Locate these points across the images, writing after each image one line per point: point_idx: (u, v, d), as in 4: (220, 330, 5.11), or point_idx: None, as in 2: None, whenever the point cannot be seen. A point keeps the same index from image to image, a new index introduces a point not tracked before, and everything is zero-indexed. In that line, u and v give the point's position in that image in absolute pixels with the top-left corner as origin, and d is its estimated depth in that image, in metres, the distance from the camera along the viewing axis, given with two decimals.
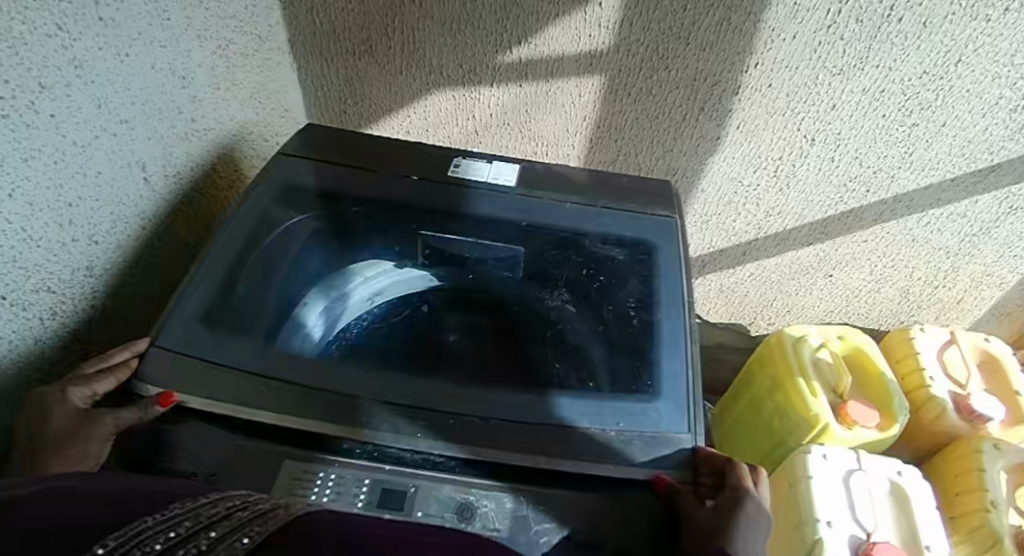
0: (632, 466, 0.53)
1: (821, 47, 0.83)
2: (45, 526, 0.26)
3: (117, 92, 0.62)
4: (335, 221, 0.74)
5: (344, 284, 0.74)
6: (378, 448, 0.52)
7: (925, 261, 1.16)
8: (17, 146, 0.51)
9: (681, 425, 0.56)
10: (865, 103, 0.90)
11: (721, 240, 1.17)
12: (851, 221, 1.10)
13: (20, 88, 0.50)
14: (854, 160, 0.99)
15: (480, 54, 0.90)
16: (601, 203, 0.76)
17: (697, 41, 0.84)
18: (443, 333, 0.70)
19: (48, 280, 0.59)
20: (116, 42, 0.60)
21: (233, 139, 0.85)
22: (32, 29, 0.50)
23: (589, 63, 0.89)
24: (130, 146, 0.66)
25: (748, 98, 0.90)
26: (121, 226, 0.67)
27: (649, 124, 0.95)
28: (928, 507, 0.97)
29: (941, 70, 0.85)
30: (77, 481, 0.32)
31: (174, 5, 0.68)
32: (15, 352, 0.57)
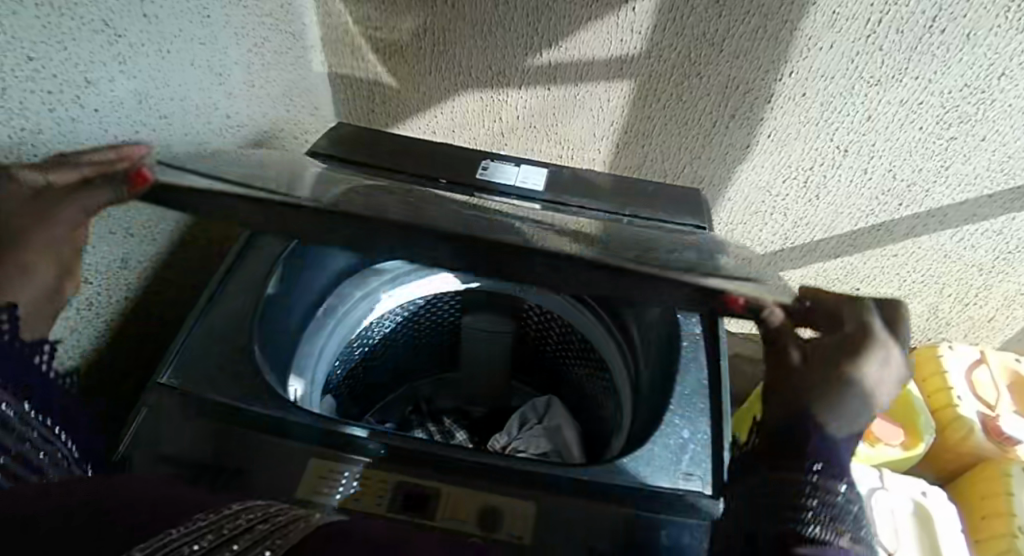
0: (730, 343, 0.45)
1: (858, 57, 0.82)
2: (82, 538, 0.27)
3: (157, 88, 0.63)
4: (359, 222, 0.73)
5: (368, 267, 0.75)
6: (403, 450, 0.53)
7: (956, 278, 1.13)
8: (61, 139, 0.52)
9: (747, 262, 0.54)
10: (903, 115, 0.88)
11: (746, 250, 1.15)
12: (881, 235, 1.07)
13: (66, 83, 0.51)
14: (888, 173, 0.97)
15: (510, 57, 0.90)
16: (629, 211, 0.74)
17: (730, 48, 0.83)
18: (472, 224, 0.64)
19: (87, 271, 0.60)
20: (158, 39, 0.62)
21: (264, 136, 0.86)
22: (80, 25, 0.51)
23: (619, 67, 0.88)
24: (168, 141, 0.67)
25: (781, 107, 0.89)
26: (156, 221, 0.68)
27: (677, 131, 0.94)
28: (953, 530, 0.95)
29: (983, 84, 0.83)
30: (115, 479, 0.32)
31: (214, 3, 0.69)
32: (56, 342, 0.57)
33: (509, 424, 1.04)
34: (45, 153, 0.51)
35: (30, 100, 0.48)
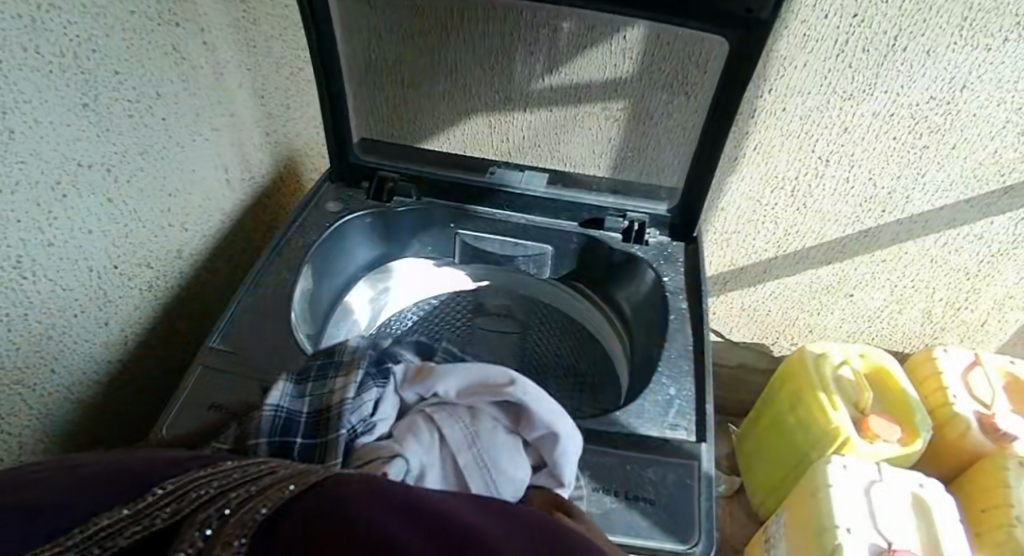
0: (648, 265, 0.79)
1: (830, 74, 0.94)
2: None
3: (199, 107, 0.70)
4: (387, 220, 0.84)
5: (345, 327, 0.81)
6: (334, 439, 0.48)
7: (944, 282, 1.23)
8: (123, 141, 0.59)
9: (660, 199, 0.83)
10: (877, 126, 1.00)
11: (742, 257, 1.24)
12: (868, 242, 1.17)
13: (141, 94, 0.61)
14: (868, 182, 1.08)
15: (519, 82, 1.00)
16: (613, 200, 0.83)
17: (758, 85, 0.97)
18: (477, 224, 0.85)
19: (132, 264, 0.65)
20: (179, 47, 0.65)
21: (297, 153, 0.96)
22: (153, 47, 0.61)
23: (615, 88, 0.97)
24: (216, 151, 0.75)
25: (763, 122, 1.01)
26: (206, 218, 0.76)
27: (649, 149, 0.99)
28: (950, 518, 1.01)
29: (948, 95, 0.95)
30: None
31: (260, 34, 0.79)
32: (96, 329, 0.62)
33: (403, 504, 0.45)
34: (106, 155, 0.58)
35: (115, 106, 0.57)
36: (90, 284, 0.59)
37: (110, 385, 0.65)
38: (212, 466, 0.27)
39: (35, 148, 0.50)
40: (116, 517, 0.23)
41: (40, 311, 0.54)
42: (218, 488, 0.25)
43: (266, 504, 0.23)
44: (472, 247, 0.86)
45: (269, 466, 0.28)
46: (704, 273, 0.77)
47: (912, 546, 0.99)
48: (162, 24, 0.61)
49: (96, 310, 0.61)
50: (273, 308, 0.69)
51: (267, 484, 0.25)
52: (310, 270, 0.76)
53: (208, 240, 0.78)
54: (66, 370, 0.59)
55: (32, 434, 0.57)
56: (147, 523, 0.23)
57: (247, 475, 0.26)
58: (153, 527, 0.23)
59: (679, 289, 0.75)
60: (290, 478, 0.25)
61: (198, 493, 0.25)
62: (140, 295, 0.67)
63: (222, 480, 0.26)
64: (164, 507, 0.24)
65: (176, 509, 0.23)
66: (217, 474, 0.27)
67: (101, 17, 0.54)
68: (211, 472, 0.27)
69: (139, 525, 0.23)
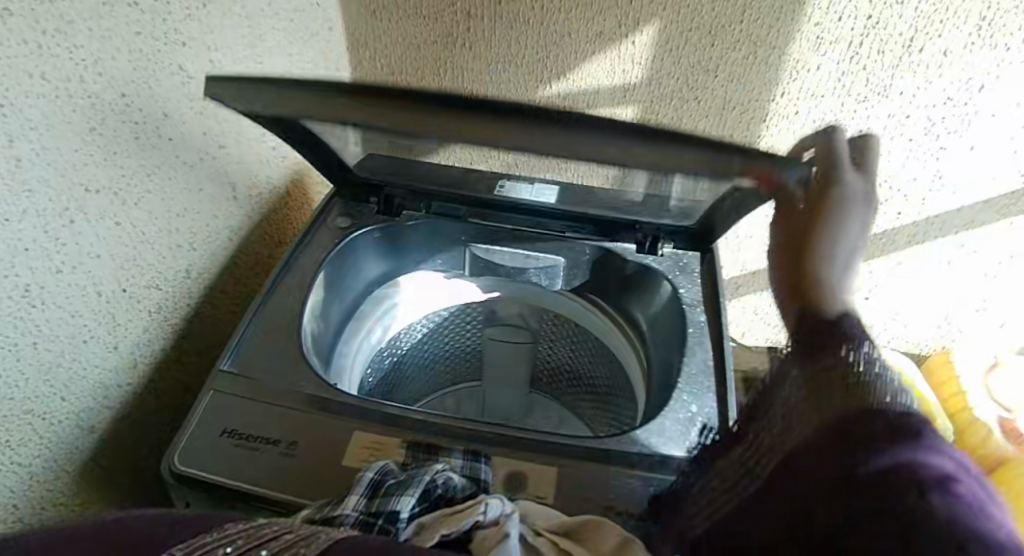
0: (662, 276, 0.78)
1: (845, 77, 0.92)
2: None
3: (207, 125, 0.69)
4: (394, 233, 0.83)
5: (356, 345, 0.79)
6: (426, 487, 0.49)
7: (962, 285, 1.20)
8: (130, 166, 0.59)
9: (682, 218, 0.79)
10: (892, 128, 0.98)
11: (755, 262, 1.22)
12: (884, 244, 1.15)
13: (148, 116, 0.60)
14: (884, 183, 1.06)
15: (525, 92, 1.00)
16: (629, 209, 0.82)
17: (769, 87, 0.94)
18: (488, 237, 0.83)
19: (145, 287, 0.64)
20: (185, 66, 0.64)
21: (304, 167, 0.95)
22: (160, 67, 0.60)
23: (623, 95, 0.98)
24: (225, 168, 0.75)
25: (776, 126, 0.99)
26: (215, 235, 0.75)
27: None
28: None
29: (965, 96, 0.93)
30: None
31: (266, 51, 0.78)
32: (108, 353, 0.61)
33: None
34: (114, 180, 0.57)
35: (123, 129, 0.57)
36: (99, 309, 0.59)
37: (122, 411, 0.65)
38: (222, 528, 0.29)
39: (43, 176, 0.49)
40: None
41: (48, 340, 0.53)
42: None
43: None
44: (483, 261, 0.85)
45: (272, 529, 0.31)
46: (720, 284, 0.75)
47: None
48: (168, 44, 0.60)
49: (105, 335, 0.60)
50: (284, 328, 0.68)
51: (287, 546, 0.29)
52: (321, 283, 0.75)
53: (216, 259, 0.77)
54: (76, 398, 0.58)
55: (44, 464, 0.56)
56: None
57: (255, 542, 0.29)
58: None
59: (695, 301, 0.74)
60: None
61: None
62: (152, 317, 0.67)
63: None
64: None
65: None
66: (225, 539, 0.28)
67: (108, 40, 0.53)
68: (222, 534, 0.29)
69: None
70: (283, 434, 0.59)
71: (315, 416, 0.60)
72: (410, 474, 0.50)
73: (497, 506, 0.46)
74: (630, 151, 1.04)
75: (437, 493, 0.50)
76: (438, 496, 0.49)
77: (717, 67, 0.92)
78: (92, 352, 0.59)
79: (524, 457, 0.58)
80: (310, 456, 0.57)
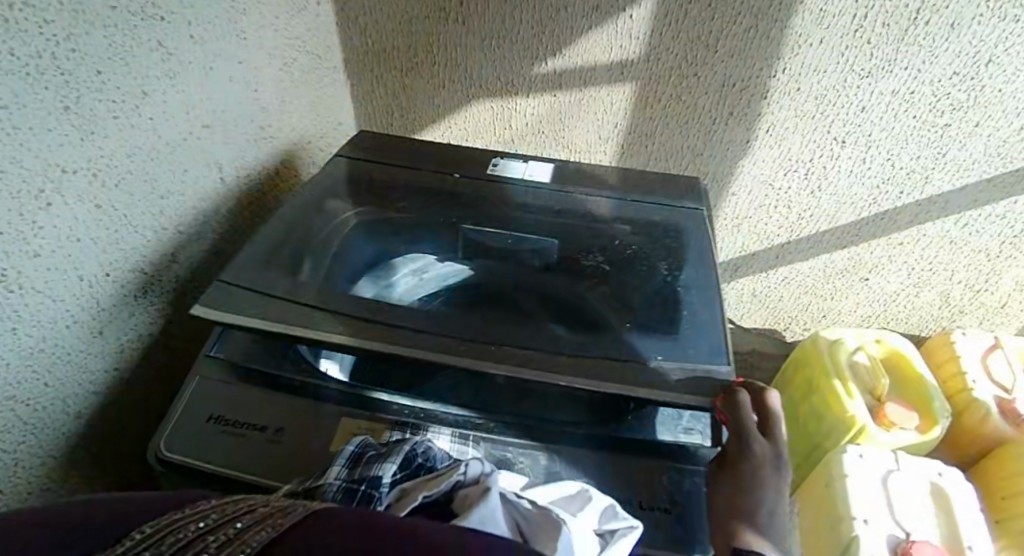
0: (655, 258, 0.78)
1: (849, 51, 0.89)
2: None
3: (190, 104, 0.67)
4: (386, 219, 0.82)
5: None
6: (405, 456, 0.49)
7: (965, 265, 1.18)
8: (109, 146, 0.57)
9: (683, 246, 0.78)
10: (895, 105, 0.95)
11: (755, 244, 1.21)
12: (886, 224, 1.13)
13: (127, 93, 0.58)
14: (887, 162, 1.03)
15: (520, 68, 0.97)
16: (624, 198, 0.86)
17: (771, 61, 0.91)
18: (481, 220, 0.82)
19: (130, 270, 0.63)
20: (165, 41, 0.61)
21: (294, 148, 0.93)
22: (138, 44, 0.58)
23: (620, 71, 0.95)
24: (210, 148, 0.73)
25: (777, 102, 0.96)
26: (201, 218, 0.74)
27: None
28: (968, 508, 0.99)
29: (972, 70, 0.90)
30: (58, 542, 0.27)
31: (251, 27, 0.76)
32: (94, 339, 0.60)
33: (471, 517, 0.44)
34: (95, 163, 0.56)
35: (100, 108, 0.55)
36: (83, 294, 0.58)
37: (111, 396, 0.64)
38: (192, 508, 0.30)
39: (14, 156, 0.47)
40: None
41: (29, 326, 0.52)
42: (199, 530, 0.28)
43: (246, 548, 0.27)
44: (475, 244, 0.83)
45: (251, 501, 0.31)
46: (718, 290, 0.72)
47: (932, 539, 0.96)
48: (145, 19, 0.58)
49: (89, 320, 0.59)
50: None
51: (260, 515, 0.29)
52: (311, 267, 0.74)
53: (203, 242, 0.75)
54: (60, 383, 0.57)
55: (29, 450, 0.55)
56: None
57: (229, 513, 0.30)
58: None
59: (688, 285, 0.74)
60: (268, 517, 0.29)
61: (175, 536, 0.28)
62: (138, 302, 0.65)
63: (202, 522, 0.29)
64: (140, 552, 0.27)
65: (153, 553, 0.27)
66: (197, 516, 0.29)
67: (80, 14, 0.51)
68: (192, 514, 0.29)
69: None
70: (271, 420, 0.58)
71: (302, 403, 0.59)
72: (391, 445, 0.51)
73: (477, 466, 0.48)
74: (629, 131, 1.02)
75: (418, 461, 0.50)
76: (420, 464, 0.49)
77: (718, 41, 0.90)
78: (77, 336, 0.58)
79: (512, 443, 0.59)
80: (298, 441, 0.57)
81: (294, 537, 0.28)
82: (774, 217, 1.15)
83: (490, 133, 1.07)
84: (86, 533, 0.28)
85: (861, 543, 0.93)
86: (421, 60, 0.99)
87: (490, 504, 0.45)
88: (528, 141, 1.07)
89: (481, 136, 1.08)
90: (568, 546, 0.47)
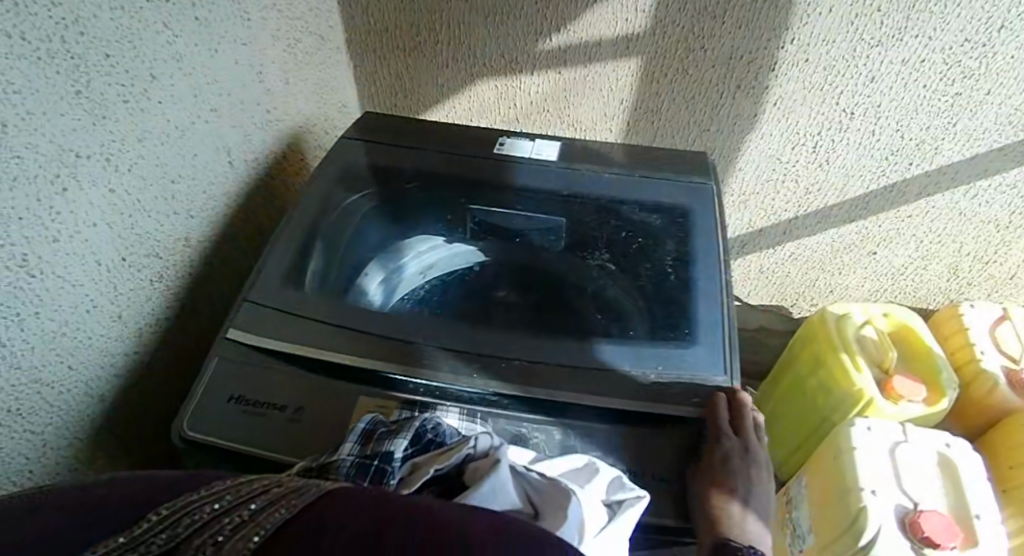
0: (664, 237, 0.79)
1: (858, 20, 0.88)
2: (79, 534, 0.26)
3: (198, 87, 0.67)
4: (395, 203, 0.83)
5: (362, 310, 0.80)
6: (415, 431, 0.50)
7: (974, 236, 1.18)
8: (121, 131, 0.57)
9: (693, 223, 0.79)
10: (905, 75, 0.94)
11: (762, 219, 1.20)
12: (894, 196, 1.12)
13: (136, 77, 0.58)
14: (896, 133, 1.02)
15: (524, 45, 0.96)
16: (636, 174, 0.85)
17: (778, 31, 0.90)
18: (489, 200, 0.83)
19: (144, 255, 0.64)
20: (170, 22, 0.61)
21: (300, 131, 0.93)
22: (145, 26, 0.58)
23: (625, 46, 0.94)
24: (219, 132, 0.73)
25: (785, 74, 0.95)
26: (212, 202, 0.74)
27: None
28: (976, 478, 1.00)
29: (984, 37, 0.89)
30: (80, 521, 0.26)
31: (254, 9, 0.75)
32: (115, 324, 0.61)
33: (481, 489, 0.45)
34: (109, 149, 0.56)
35: (109, 91, 0.55)
36: (101, 280, 0.58)
37: (130, 379, 0.65)
38: (207, 490, 0.30)
39: (30, 142, 0.47)
40: (113, 546, 0.25)
41: (50, 312, 0.53)
42: (214, 512, 0.28)
43: (261, 531, 0.26)
44: (483, 223, 0.83)
45: (263, 482, 0.31)
46: (726, 288, 0.71)
47: (939, 508, 0.97)
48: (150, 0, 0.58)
49: (107, 305, 0.60)
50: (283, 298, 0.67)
51: (274, 496, 0.29)
52: (323, 250, 0.74)
53: (214, 226, 0.76)
54: (82, 367, 0.58)
55: (57, 433, 0.57)
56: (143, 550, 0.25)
57: (243, 495, 0.29)
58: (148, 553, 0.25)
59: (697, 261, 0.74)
60: (282, 498, 0.29)
61: (192, 517, 0.27)
62: (152, 287, 0.66)
63: (217, 504, 0.29)
64: (159, 533, 0.26)
65: (170, 535, 0.26)
66: (211, 498, 0.29)
67: None
68: (209, 496, 0.29)
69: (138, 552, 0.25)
70: (289, 400, 0.59)
71: (319, 382, 0.60)
72: (400, 422, 0.52)
73: (486, 439, 0.50)
74: (634, 107, 1.02)
75: (427, 437, 0.50)
76: (429, 440, 0.50)
77: (724, 12, 0.88)
78: (97, 321, 0.59)
79: (527, 418, 0.59)
80: (317, 421, 0.57)
81: (306, 519, 0.27)
82: (781, 193, 1.14)
83: (494, 112, 1.07)
84: (107, 511, 0.27)
85: (869, 514, 0.94)
86: (424, 39, 0.98)
87: (499, 475, 0.46)
88: (533, 119, 1.07)
89: (486, 115, 1.07)
90: (575, 515, 0.48)
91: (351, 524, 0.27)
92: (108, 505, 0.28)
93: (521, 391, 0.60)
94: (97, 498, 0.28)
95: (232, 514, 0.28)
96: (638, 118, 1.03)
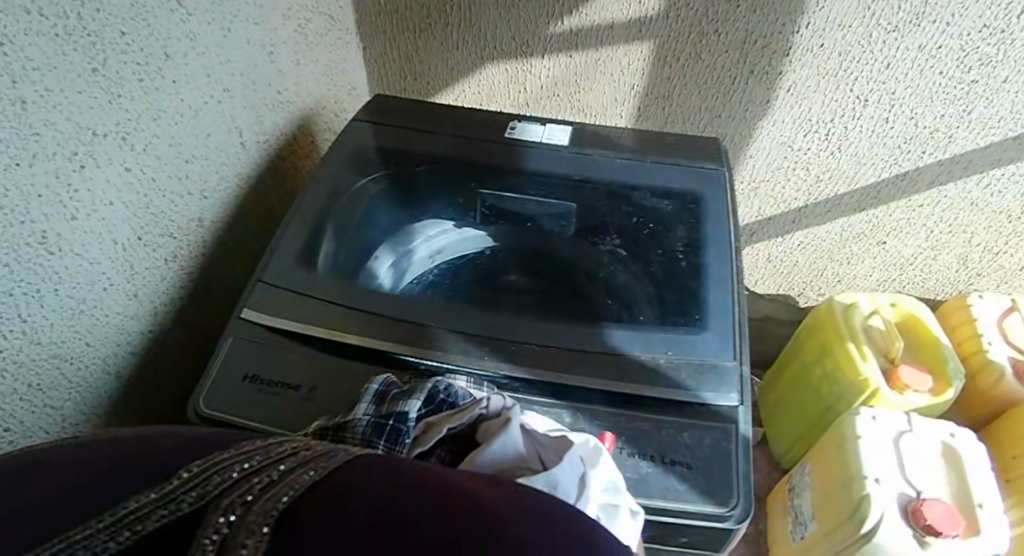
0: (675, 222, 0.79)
1: (875, 4, 0.87)
2: (94, 496, 0.26)
3: (210, 67, 0.67)
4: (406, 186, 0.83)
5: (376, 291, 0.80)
6: (428, 393, 0.51)
7: (985, 226, 1.17)
8: (136, 110, 0.57)
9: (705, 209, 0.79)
10: (921, 61, 0.93)
11: (771, 207, 1.20)
12: (906, 185, 1.11)
13: (150, 55, 0.58)
14: (910, 121, 1.01)
15: (535, 28, 0.96)
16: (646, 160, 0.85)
17: (793, 15, 0.89)
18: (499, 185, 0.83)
19: (159, 233, 0.64)
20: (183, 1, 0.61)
21: (310, 113, 0.93)
22: (159, 4, 0.57)
23: (638, 30, 0.94)
24: (231, 113, 0.73)
25: (800, 59, 0.94)
26: (225, 183, 0.74)
27: None
28: (979, 466, 1.01)
29: (1003, 23, 0.88)
30: (94, 482, 0.27)
31: None
32: (131, 301, 0.62)
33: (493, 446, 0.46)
34: (124, 128, 0.56)
35: (125, 70, 0.55)
36: (118, 257, 0.59)
37: (146, 357, 0.66)
38: (236, 450, 0.30)
39: (48, 118, 0.48)
40: (144, 502, 0.26)
41: (69, 287, 0.54)
42: (245, 471, 0.28)
43: (291, 491, 0.27)
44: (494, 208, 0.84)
45: (291, 445, 0.32)
46: (736, 275, 0.71)
47: (941, 497, 0.98)
48: None
49: (124, 283, 0.60)
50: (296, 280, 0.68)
51: (303, 460, 0.29)
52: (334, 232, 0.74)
53: (227, 208, 0.76)
54: (100, 343, 0.59)
55: (75, 407, 0.57)
56: (174, 508, 0.26)
57: (272, 456, 0.30)
58: (180, 510, 0.26)
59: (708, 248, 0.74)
60: (310, 461, 0.29)
61: (222, 476, 0.27)
62: (167, 265, 0.66)
63: (247, 463, 0.29)
64: (189, 491, 0.27)
65: (201, 493, 0.26)
66: (241, 457, 0.29)
67: None
68: (236, 455, 0.30)
69: (167, 509, 0.26)
70: (303, 380, 0.60)
71: (333, 362, 0.61)
72: (414, 383, 0.52)
73: (499, 399, 0.50)
74: (646, 92, 1.01)
75: (439, 398, 0.51)
76: (443, 400, 0.51)
77: None
78: (114, 299, 0.60)
79: (537, 402, 0.60)
80: (330, 401, 0.58)
81: (336, 481, 0.28)
82: (791, 181, 1.14)
83: (504, 96, 1.06)
84: (122, 471, 0.28)
85: (872, 502, 0.95)
86: (435, 20, 0.97)
87: (510, 434, 0.46)
88: (543, 103, 1.06)
89: (495, 99, 1.07)
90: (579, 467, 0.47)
91: (378, 487, 0.28)
92: (120, 463, 0.28)
93: (531, 374, 0.60)
94: (109, 456, 0.29)
95: (262, 474, 0.28)
96: (650, 104, 1.03)
